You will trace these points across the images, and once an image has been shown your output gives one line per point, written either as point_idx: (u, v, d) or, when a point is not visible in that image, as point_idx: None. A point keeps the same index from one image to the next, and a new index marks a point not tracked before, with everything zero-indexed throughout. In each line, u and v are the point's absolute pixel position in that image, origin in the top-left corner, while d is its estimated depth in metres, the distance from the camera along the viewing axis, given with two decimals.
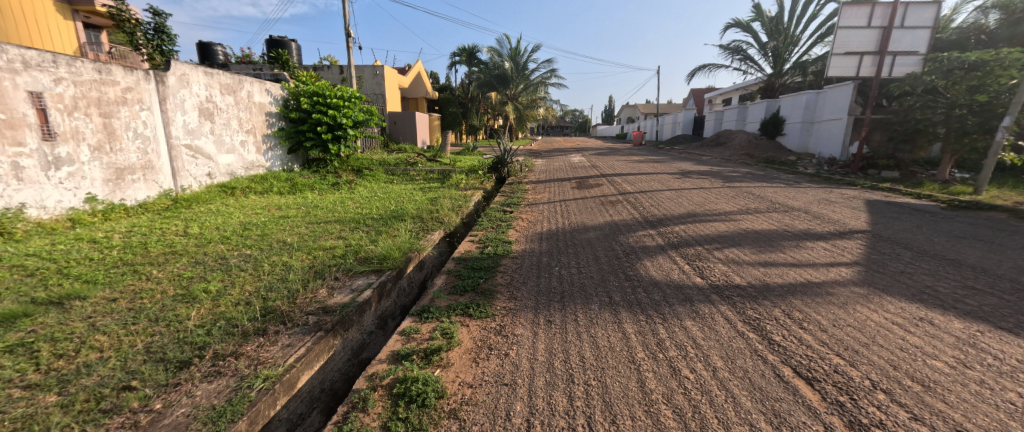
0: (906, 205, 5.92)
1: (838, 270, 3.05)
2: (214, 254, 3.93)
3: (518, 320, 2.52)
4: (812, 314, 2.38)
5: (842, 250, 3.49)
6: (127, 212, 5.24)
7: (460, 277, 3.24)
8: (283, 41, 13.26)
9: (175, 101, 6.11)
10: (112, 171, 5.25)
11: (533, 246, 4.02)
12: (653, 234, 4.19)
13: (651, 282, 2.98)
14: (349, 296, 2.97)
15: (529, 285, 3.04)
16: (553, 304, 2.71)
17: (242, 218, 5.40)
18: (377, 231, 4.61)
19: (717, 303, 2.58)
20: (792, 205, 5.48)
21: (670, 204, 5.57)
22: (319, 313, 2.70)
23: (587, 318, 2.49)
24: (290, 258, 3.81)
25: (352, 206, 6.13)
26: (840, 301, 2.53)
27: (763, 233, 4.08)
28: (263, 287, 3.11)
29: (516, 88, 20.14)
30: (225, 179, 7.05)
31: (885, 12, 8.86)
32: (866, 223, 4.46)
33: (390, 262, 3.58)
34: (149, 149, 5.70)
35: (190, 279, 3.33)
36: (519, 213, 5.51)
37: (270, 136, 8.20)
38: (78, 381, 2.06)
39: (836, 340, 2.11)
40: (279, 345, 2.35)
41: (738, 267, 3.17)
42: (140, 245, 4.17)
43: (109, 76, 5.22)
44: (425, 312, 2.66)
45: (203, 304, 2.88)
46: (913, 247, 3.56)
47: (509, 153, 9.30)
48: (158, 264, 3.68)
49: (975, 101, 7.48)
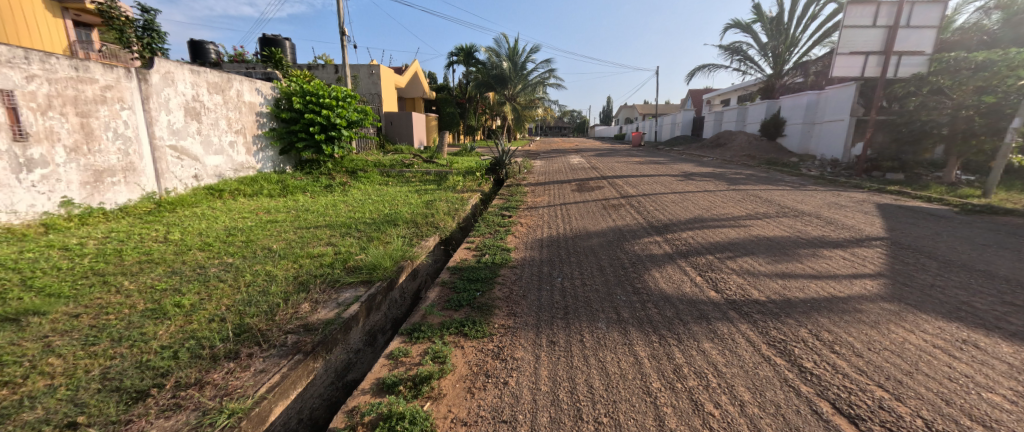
0: (918, 209, 5.71)
1: (862, 283, 2.83)
2: (192, 263, 3.69)
3: (518, 341, 2.29)
4: (842, 335, 2.16)
5: (863, 260, 3.27)
6: (105, 217, 4.98)
7: (455, 290, 3.00)
8: (278, 39, 13.02)
9: (158, 100, 5.85)
10: (90, 173, 4.99)
11: (533, 254, 3.78)
12: (659, 241, 3.97)
13: (661, 297, 2.73)
14: (334, 312, 2.72)
15: (529, 299, 2.80)
16: (556, 321, 2.48)
17: (227, 223, 5.14)
18: (368, 238, 4.37)
19: (736, 321, 2.36)
20: (801, 210, 5.26)
21: (676, 208, 5.35)
22: (299, 332, 2.46)
23: (594, 340, 2.25)
24: (274, 267, 3.56)
25: (345, 210, 5.88)
26: (872, 320, 2.30)
27: (776, 240, 3.86)
28: (240, 302, 2.86)
29: (515, 89, 19.91)
30: (213, 181, 6.79)
31: (891, 11, 8.64)
32: (882, 229, 4.24)
33: (380, 272, 3.33)
34: (130, 150, 5.44)
35: (163, 292, 3.08)
36: (518, 218, 5.27)
37: (260, 137, 7.94)
38: (19, 416, 1.84)
39: (874, 366, 1.90)
40: (251, 371, 2.11)
41: (754, 280, 2.94)
42: (114, 252, 3.92)
43: (87, 74, 4.96)
44: (416, 330, 2.41)
45: (175, 321, 2.63)
46: (937, 257, 3.34)
47: (508, 155, 9.06)
48: (131, 274, 3.43)
49: (982, 102, 7.25)
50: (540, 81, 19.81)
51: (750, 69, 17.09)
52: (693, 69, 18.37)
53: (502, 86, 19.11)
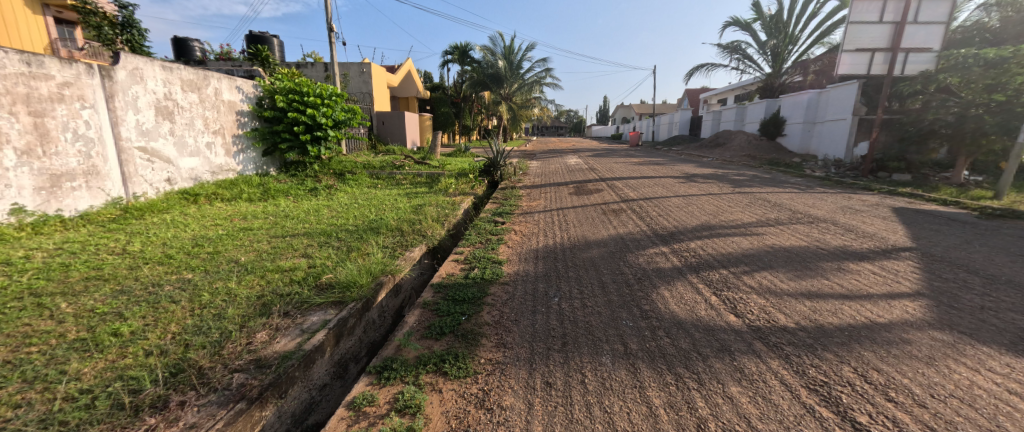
0: (935, 213, 5.37)
1: (902, 305, 2.47)
2: (145, 281, 3.28)
3: (507, 383, 1.92)
4: (896, 376, 1.81)
5: (896, 276, 2.92)
6: (64, 224, 4.58)
7: (438, 314, 2.61)
8: (265, 37, 12.64)
9: (125, 98, 5.43)
10: (46, 178, 4.58)
11: (527, 268, 3.40)
12: (666, 252, 3.60)
13: (674, 323, 2.36)
14: (295, 342, 2.35)
15: (522, 325, 2.42)
16: (553, 355, 2.11)
17: (196, 231, 4.74)
18: (347, 248, 3.99)
19: (765, 356, 1.99)
20: (815, 215, 4.90)
21: (680, 214, 5.01)
22: (249, 370, 2.10)
23: (598, 381, 1.90)
24: (237, 284, 3.17)
25: (327, 216, 5.48)
26: (925, 355, 1.95)
27: (794, 252, 3.50)
28: (189, 329, 2.47)
29: (510, 88, 19.63)
30: (189, 184, 6.37)
31: (898, 6, 8.30)
32: (907, 237, 3.90)
33: (354, 290, 2.94)
34: (92, 152, 5.01)
35: (102, 317, 2.68)
36: (512, 224, 4.90)
37: (241, 137, 7.51)
38: None
39: (945, 422, 1.57)
40: (179, 428, 1.79)
41: (778, 301, 2.57)
42: (61, 267, 3.50)
43: (41, 69, 4.56)
44: (386, 369, 2.04)
45: (105, 355, 2.25)
46: (978, 272, 2.98)
47: (503, 155, 8.66)
48: (73, 294, 3.02)
49: (991, 100, 6.96)
50: (535, 81, 19.62)
51: (748, 68, 16.79)
52: (692, 68, 18.03)
53: (498, 85, 18.75)
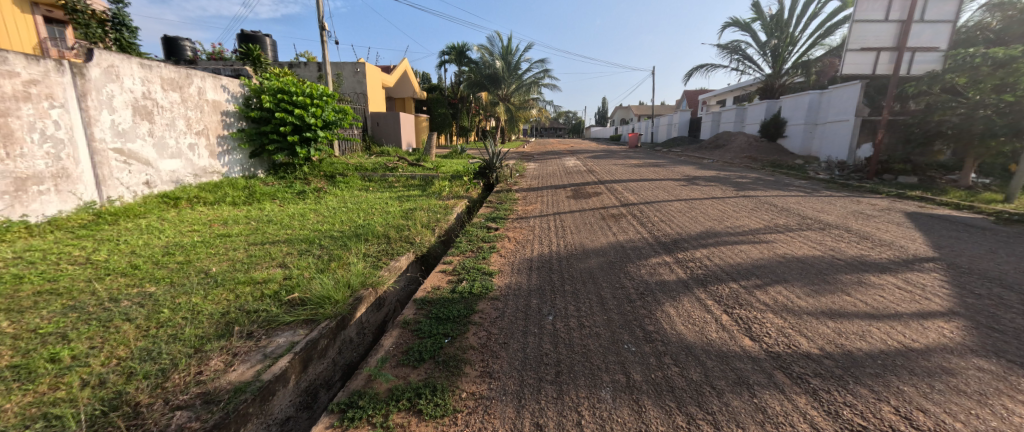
0: (951, 218, 5.10)
1: (937, 327, 2.21)
2: (103, 295, 2.98)
3: (491, 424, 1.67)
4: (946, 419, 1.58)
5: (924, 290, 2.67)
6: (30, 231, 4.27)
7: (418, 335, 2.33)
8: (257, 36, 12.36)
9: (99, 97, 5.13)
10: (11, 182, 4.29)
11: (520, 280, 3.12)
12: (670, 263, 3.34)
13: (682, 347, 2.09)
14: (254, 370, 2.08)
15: (511, 349, 2.15)
16: (545, 388, 1.85)
17: (170, 238, 4.46)
18: (329, 257, 3.73)
19: (790, 392, 1.74)
20: (827, 221, 4.63)
21: (683, 219, 4.74)
22: (195, 406, 1.86)
23: (597, 422, 1.64)
24: (202, 299, 2.88)
25: (313, 221, 5.22)
26: (975, 391, 1.71)
27: (809, 262, 3.23)
28: (137, 354, 2.19)
29: (508, 88, 19.07)
30: (169, 187, 6.09)
31: (904, 4, 8.02)
32: (928, 246, 3.64)
33: (329, 307, 2.67)
34: (62, 154, 4.72)
35: (43, 339, 2.38)
36: (505, 230, 4.64)
37: (226, 138, 7.22)
38: None
39: None
40: None
41: (797, 321, 2.30)
42: (14, 280, 3.21)
43: (5, 66, 4.25)
44: (352, 406, 1.79)
45: (35, 386, 1.97)
46: (1013, 286, 2.72)
47: (499, 157, 8.35)
48: (17, 311, 2.72)
49: (1001, 101, 6.68)
50: (534, 81, 19.02)
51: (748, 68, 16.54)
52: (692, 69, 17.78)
53: (496, 86, 18.38)
